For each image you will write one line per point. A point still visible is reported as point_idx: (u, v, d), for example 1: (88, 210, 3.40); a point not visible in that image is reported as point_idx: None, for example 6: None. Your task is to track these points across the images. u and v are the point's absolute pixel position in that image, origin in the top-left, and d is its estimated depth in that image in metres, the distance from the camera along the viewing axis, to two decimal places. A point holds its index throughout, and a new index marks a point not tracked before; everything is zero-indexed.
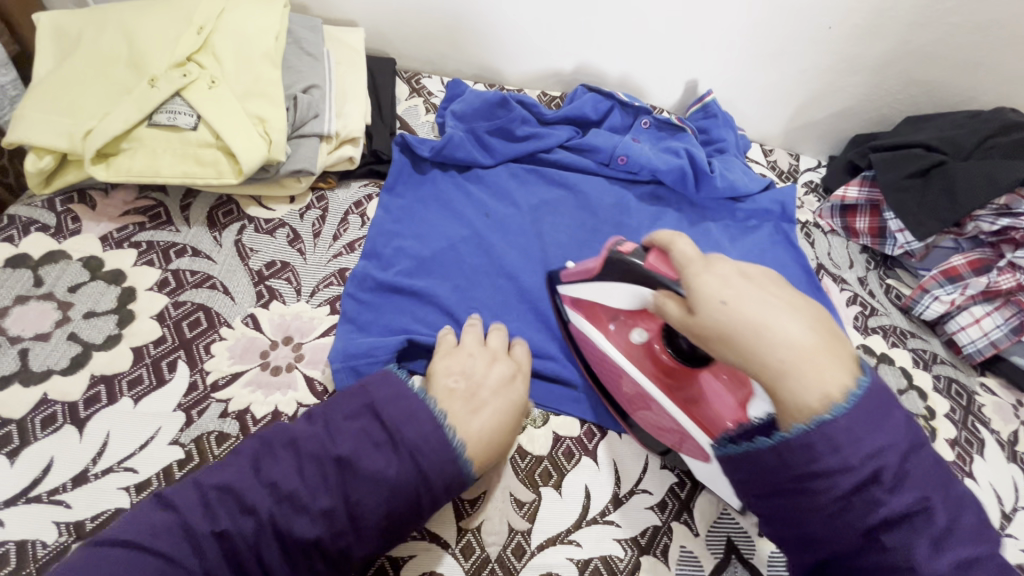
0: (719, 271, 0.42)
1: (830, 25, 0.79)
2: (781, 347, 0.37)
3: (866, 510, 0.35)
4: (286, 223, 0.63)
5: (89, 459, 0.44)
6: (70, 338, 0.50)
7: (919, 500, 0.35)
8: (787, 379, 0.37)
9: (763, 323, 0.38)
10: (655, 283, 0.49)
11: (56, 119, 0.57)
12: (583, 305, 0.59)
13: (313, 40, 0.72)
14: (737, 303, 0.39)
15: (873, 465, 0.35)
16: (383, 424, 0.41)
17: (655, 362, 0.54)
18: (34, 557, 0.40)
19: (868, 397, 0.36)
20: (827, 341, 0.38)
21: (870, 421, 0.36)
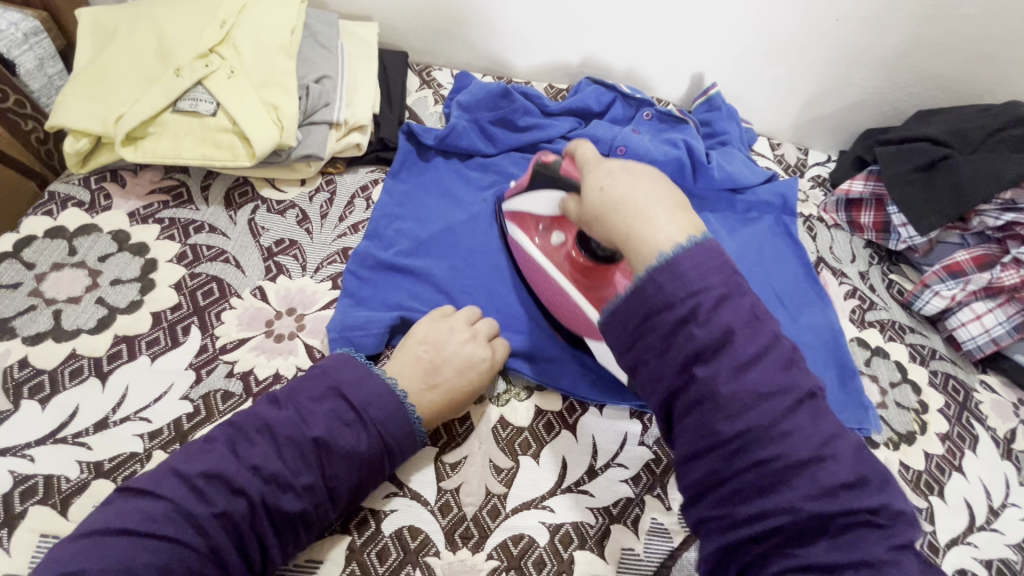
0: (609, 163, 0.50)
1: (835, 18, 0.79)
2: (634, 206, 0.44)
3: (684, 341, 0.39)
4: (296, 205, 0.68)
5: (110, 408, 0.50)
6: (98, 302, 0.56)
7: (729, 329, 0.39)
8: (641, 232, 0.43)
9: (630, 190, 0.46)
10: (564, 187, 0.56)
11: (92, 106, 0.62)
12: (519, 218, 0.65)
13: (328, 34, 0.76)
14: (614, 181, 0.47)
15: (692, 299, 0.39)
16: (350, 404, 0.47)
17: (572, 261, 0.59)
18: (60, 488, 0.45)
19: (703, 247, 0.41)
20: (686, 215, 0.44)
21: (695, 262, 0.40)
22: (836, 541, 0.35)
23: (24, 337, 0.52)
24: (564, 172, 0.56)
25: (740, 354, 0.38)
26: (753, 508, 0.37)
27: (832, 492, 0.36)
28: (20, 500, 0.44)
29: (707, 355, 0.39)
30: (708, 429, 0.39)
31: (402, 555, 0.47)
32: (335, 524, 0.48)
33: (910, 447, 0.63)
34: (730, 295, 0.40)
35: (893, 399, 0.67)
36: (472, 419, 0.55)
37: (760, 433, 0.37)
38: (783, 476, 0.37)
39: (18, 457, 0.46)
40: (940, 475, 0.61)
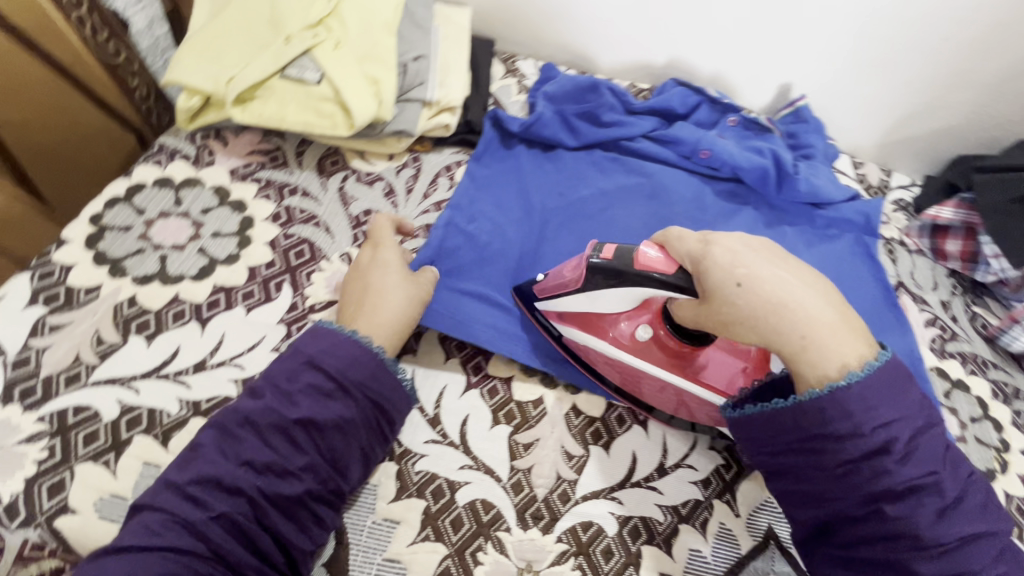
0: (722, 251, 0.44)
1: (941, 37, 0.76)
2: (803, 316, 0.42)
3: (874, 477, 0.40)
4: (384, 177, 0.70)
5: (208, 352, 0.52)
6: (200, 251, 0.58)
7: (925, 475, 0.39)
8: (812, 351, 0.41)
9: (784, 295, 0.42)
10: (645, 282, 0.48)
11: (205, 65, 0.65)
12: (576, 318, 0.57)
13: (425, 15, 0.77)
14: (761, 280, 0.42)
15: (882, 433, 0.39)
16: (326, 374, 0.45)
17: (664, 350, 0.54)
18: (161, 422, 0.47)
19: (881, 373, 0.40)
20: (838, 315, 0.43)
21: (876, 394, 0.40)
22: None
23: (133, 278, 0.55)
24: (641, 264, 0.48)
25: (938, 495, 0.39)
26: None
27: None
28: (127, 428, 0.47)
29: (898, 494, 0.40)
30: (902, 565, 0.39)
31: (475, 527, 0.47)
32: (412, 489, 0.49)
33: (989, 485, 0.61)
34: (921, 428, 0.41)
35: (972, 434, 0.65)
36: (545, 403, 0.56)
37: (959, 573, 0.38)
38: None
39: (124, 388, 0.49)
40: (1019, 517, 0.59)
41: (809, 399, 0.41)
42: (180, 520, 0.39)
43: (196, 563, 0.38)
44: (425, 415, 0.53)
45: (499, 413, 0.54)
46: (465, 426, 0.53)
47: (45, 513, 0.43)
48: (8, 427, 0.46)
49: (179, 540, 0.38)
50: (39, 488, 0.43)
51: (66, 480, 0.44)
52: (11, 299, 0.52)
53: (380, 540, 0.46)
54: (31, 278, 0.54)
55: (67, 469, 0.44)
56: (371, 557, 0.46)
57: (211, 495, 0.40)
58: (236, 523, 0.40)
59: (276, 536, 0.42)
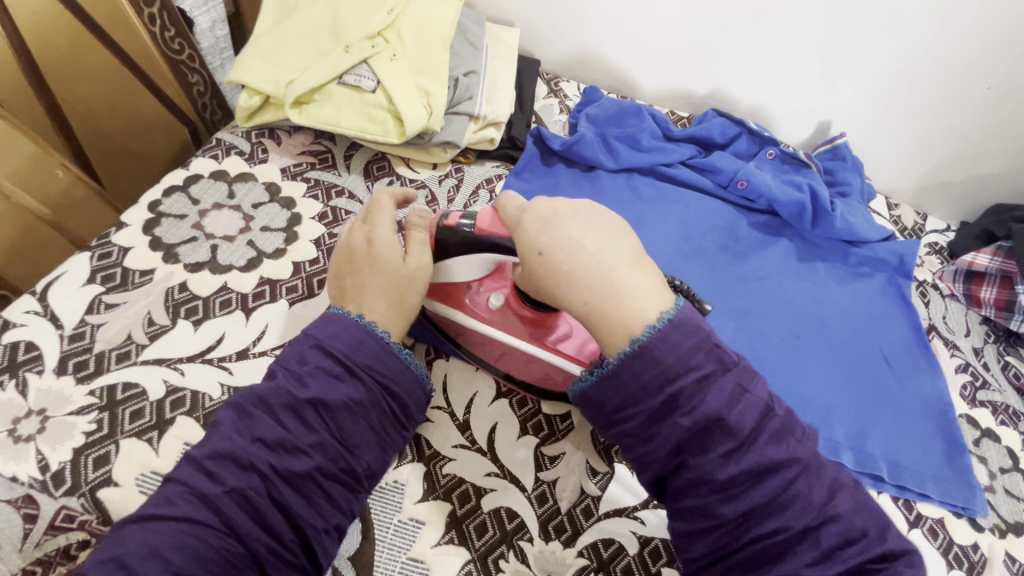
0: (537, 213, 0.45)
1: (988, 86, 0.76)
2: (594, 269, 0.42)
3: (671, 430, 0.39)
4: (427, 185, 0.72)
5: (251, 341, 0.53)
6: (249, 244, 0.60)
7: (714, 416, 0.38)
8: (608, 309, 0.41)
9: (578, 251, 0.42)
10: (492, 247, 0.49)
11: (268, 67, 0.68)
12: (436, 291, 0.54)
13: (477, 33, 0.80)
14: (556, 237, 0.43)
15: (676, 388, 0.38)
16: (335, 357, 0.44)
17: (519, 318, 0.53)
18: (203, 405, 0.49)
19: (676, 326, 0.39)
20: (637, 271, 0.42)
21: (674, 346, 0.39)
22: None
23: (185, 264, 0.57)
24: (482, 229, 0.48)
25: (730, 435, 0.38)
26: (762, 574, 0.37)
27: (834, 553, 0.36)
28: (171, 408, 0.48)
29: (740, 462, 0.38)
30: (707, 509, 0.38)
31: (499, 534, 0.48)
32: (439, 491, 0.49)
33: (1018, 539, 0.60)
34: (710, 376, 0.39)
35: (1001, 485, 0.63)
36: (573, 417, 0.56)
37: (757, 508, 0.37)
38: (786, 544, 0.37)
39: (171, 368, 0.50)
40: None
41: (616, 361, 0.40)
42: (198, 494, 0.38)
43: (197, 529, 0.36)
44: (456, 420, 0.54)
45: (527, 424, 0.55)
46: (494, 433, 0.53)
47: (89, 483, 0.44)
48: (61, 398, 0.48)
49: (195, 514, 0.37)
50: (85, 459, 0.45)
51: (110, 454, 0.45)
52: (71, 276, 0.54)
53: (404, 539, 0.47)
54: (91, 257, 0.56)
55: (112, 443, 0.46)
56: (396, 555, 0.46)
57: (225, 470, 0.39)
58: (248, 498, 0.38)
59: (288, 512, 0.39)
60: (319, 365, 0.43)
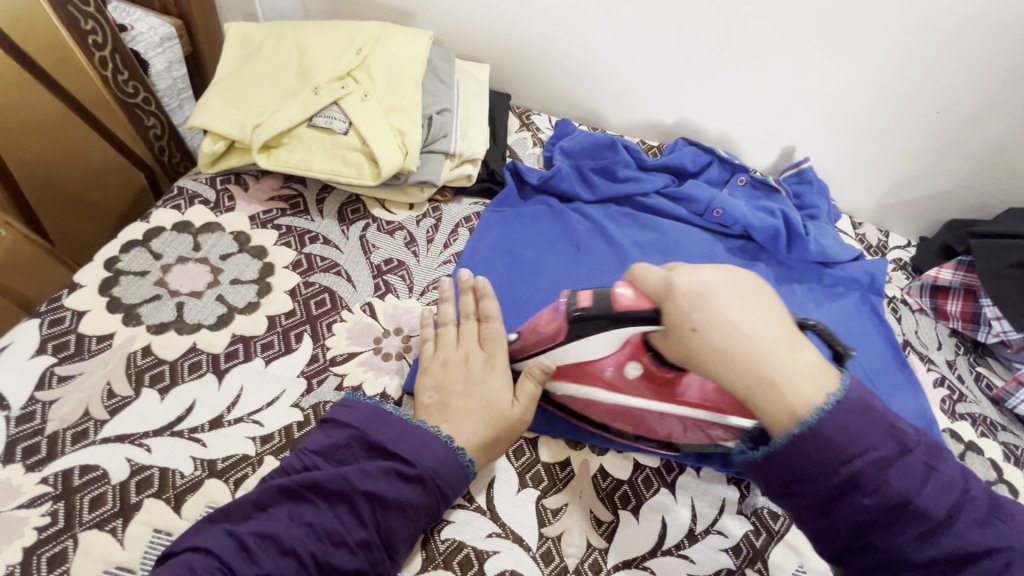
0: (683, 286, 0.42)
1: (937, 110, 0.80)
2: (757, 360, 0.39)
3: (849, 506, 0.38)
4: (404, 227, 0.69)
5: (224, 407, 0.49)
6: (218, 299, 0.56)
7: (900, 500, 0.37)
8: (771, 399, 0.39)
9: (735, 335, 0.39)
10: (628, 319, 0.46)
11: (232, 112, 0.66)
12: (564, 369, 0.52)
13: (447, 70, 0.79)
14: (716, 323, 0.40)
15: (860, 469, 0.38)
16: (400, 458, 0.46)
17: (652, 382, 0.50)
18: (173, 484, 0.45)
19: (846, 407, 0.38)
20: (796, 352, 0.40)
21: (848, 429, 0.38)
22: None
23: (148, 325, 0.53)
24: (617, 301, 0.46)
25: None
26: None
27: None
28: (136, 491, 0.44)
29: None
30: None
31: None
32: (439, 559, 0.47)
33: None
34: (892, 458, 0.38)
35: None
36: (572, 464, 0.54)
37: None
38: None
39: (134, 445, 0.46)
40: None
41: (783, 443, 0.39)
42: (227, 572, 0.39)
43: None
44: None
45: (527, 475, 0.53)
46: (492, 489, 0.51)
47: None
48: (9, 489, 0.43)
49: None
50: (38, 559, 0.40)
51: (68, 550, 0.41)
52: (18, 347, 0.50)
53: None
54: (41, 325, 0.51)
55: (70, 537, 0.41)
56: None
57: (265, 552, 0.40)
58: None
59: None
60: (383, 466, 0.45)
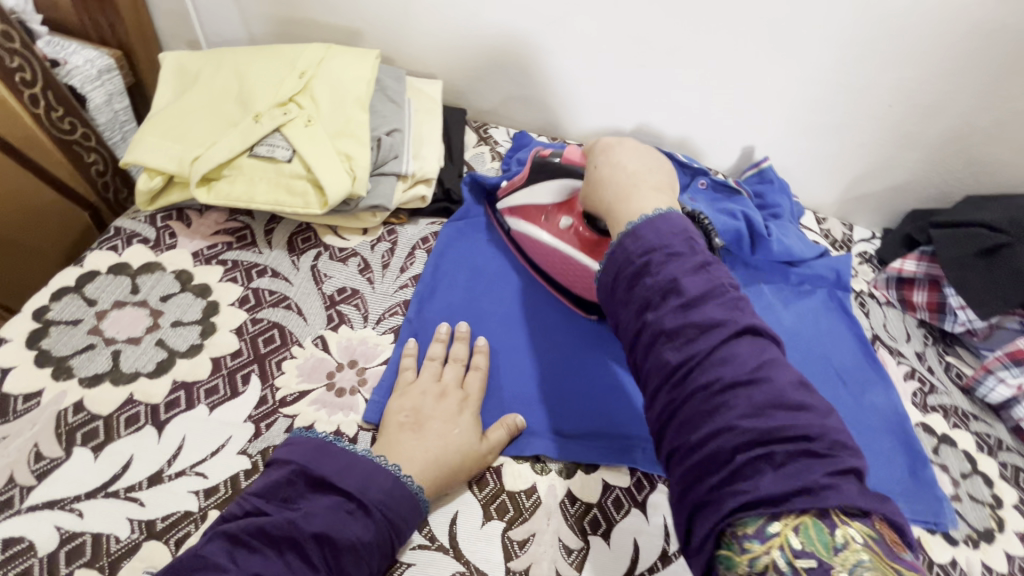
0: (601, 147, 0.61)
1: (890, 103, 0.80)
2: (624, 182, 0.56)
3: (641, 289, 0.44)
4: (358, 253, 0.67)
5: (164, 461, 0.47)
6: (158, 344, 0.54)
7: (673, 280, 0.43)
8: (617, 209, 0.53)
9: (620, 168, 0.58)
10: (572, 172, 0.63)
11: (169, 145, 0.63)
12: (520, 212, 0.68)
13: (397, 89, 0.77)
14: (613, 161, 0.58)
15: (647, 255, 0.46)
16: (347, 492, 0.43)
17: (579, 238, 0.62)
18: (108, 551, 0.42)
19: (665, 221, 0.48)
20: (659, 193, 0.54)
21: (658, 230, 0.47)
22: (778, 468, 0.34)
23: (80, 379, 0.51)
24: (569, 160, 0.64)
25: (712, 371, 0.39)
26: (698, 435, 0.37)
27: (763, 409, 0.36)
28: (67, 562, 0.41)
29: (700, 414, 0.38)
30: (660, 361, 0.41)
31: None
32: None
33: (990, 546, 0.60)
34: (680, 255, 0.45)
35: (966, 491, 0.64)
36: (538, 491, 0.52)
37: (702, 358, 0.40)
38: (720, 397, 0.37)
39: (65, 511, 0.44)
40: None
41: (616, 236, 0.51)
42: None
43: None
44: None
45: (491, 507, 0.51)
46: (454, 525, 0.49)
47: None
48: None
49: None
50: None
51: None
52: None
53: None
54: None
55: None
56: None
57: None
58: None
59: None
60: (330, 506, 0.42)
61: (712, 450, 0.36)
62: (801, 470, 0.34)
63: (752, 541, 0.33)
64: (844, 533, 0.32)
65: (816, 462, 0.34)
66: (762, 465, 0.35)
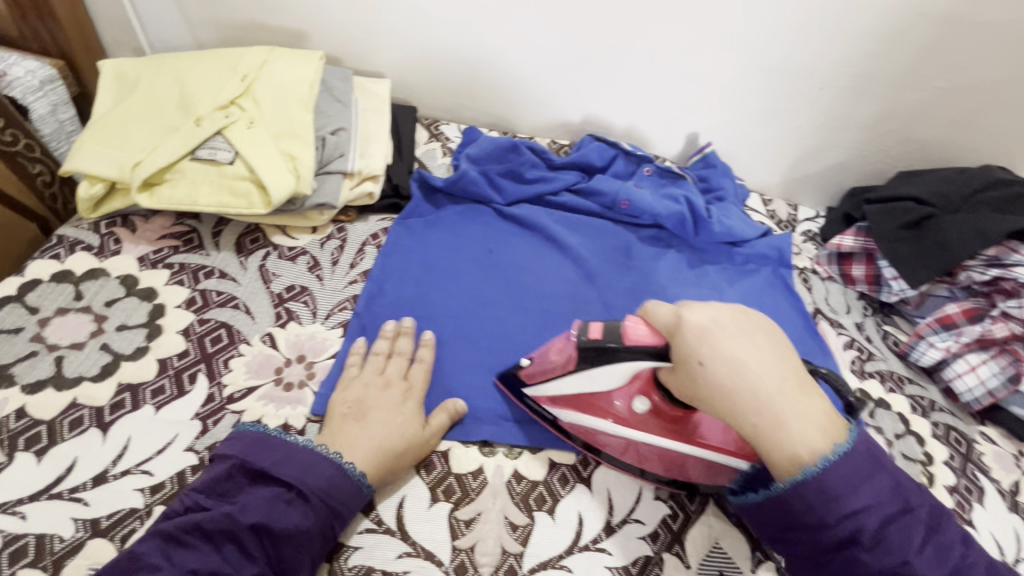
0: (692, 323, 0.44)
1: (820, 85, 0.83)
2: (763, 396, 0.41)
3: (846, 558, 0.40)
4: (308, 251, 0.68)
5: (109, 461, 0.48)
6: (103, 348, 0.54)
7: (901, 556, 0.39)
8: (771, 436, 0.41)
9: (741, 370, 0.41)
10: (640, 355, 0.48)
11: (109, 152, 0.63)
12: (577, 401, 0.56)
13: (343, 88, 0.78)
14: (721, 354, 0.42)
15: (855, 524, 0.40)
16: (285, 483, 0.46)
17: (661, 418, 0.53)
18: (51, 550, 0.43)
19: (847, 461, 0.40)
20: (807, 397, 0.42)
21: (845, 478, 0.40)
22: None
23: (23, 386, 0.51)
24: (630, 339, 0.48)
25: None
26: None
27: None
28: (10, 563, 0.42)
29: None
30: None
31: None
32: None
33: None
34: (894, 515, 0.40)
35: (898, 451, 0.67)
36: (485, 473, 0.54)
37: None
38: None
39: (9, 514, 0.45)
40: None
41: (786, 487, 0.42)
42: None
43: None
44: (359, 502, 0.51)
45: (438, 489, 0.52)
46: (402, 508, 0.51)
47: None
48: None
49: None
50: None
51: None
52: None
53: None
54: None
55: None
56: None
57: None
58: None
59: None
60: (271, 498, 0.45)
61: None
62: None
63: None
64: None
65: None
66: None
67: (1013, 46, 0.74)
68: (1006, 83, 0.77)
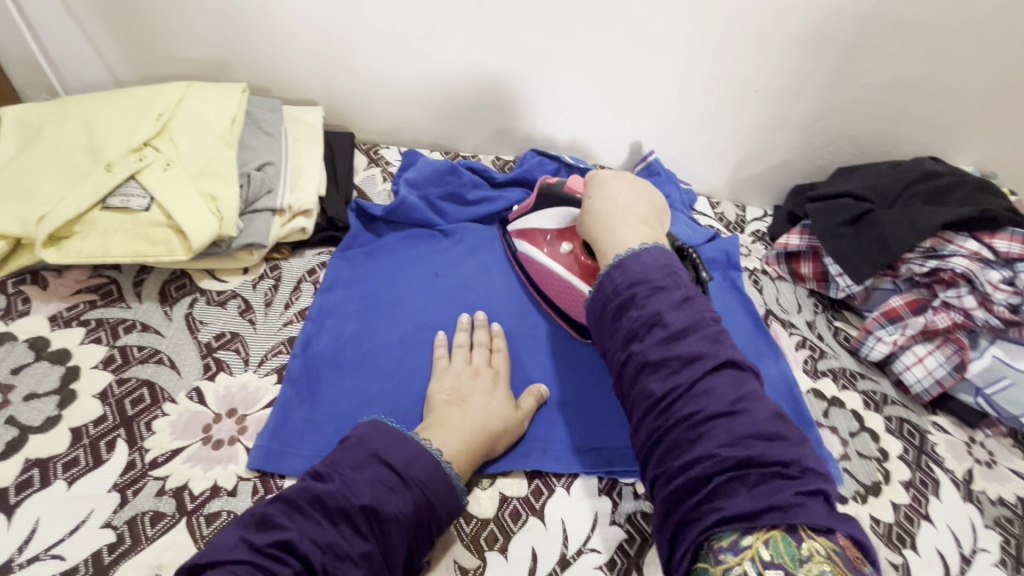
0: (598, 179, 0.62)
1: (755, 89, 0.84)
2: (615, 217, 0.57)
3: (626, 321, 0.48)
4: (238, 294, 0.65)
5: (15, 548, 0.45)
6: (9, 422, 0.51)
7: (656, 314, 0.46)
8: (604, 246, 0.55)
9: (609, 206, 0.58)
10: (571, 202, 0.65)
11: (10, 206, 0.59)
12: (526, 234, 0.71)
13: (271, 120, 0.75)
14: (603, 192, 0.60)
15: (631, 288, 0.48)
16: (394, 469, 0.46)
17: (579, 264, 0.65)
18: None
19: (651, 253, 0.51)
20: (645, 232, 0.55)
21: (642, 263, 0.50)
22: (754, 490, 0.37)
23: None
24: (570, 189, 0.65)
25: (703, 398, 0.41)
26: (681, 461, 0.40)
27: (741, 437, 0.39)
28: None
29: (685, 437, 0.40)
30: (646, 392, 0.44)
31: None
32: None
33: (877, 499, 0.63)
34: (663, 288, 0.48)
35: (854, 449, 0.68)
36: None
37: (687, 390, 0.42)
38: (702, 425, 0.40)
39: None
40: (909, 525, 0.62)
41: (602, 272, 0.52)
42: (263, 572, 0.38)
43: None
44: None
45: None
46: None
47: None
48: None
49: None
50: None
51: None
52: None
53: None
54: None
55: None
56: None
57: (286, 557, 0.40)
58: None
59: None
60: (384, 482, 0.45)
61: (695, 475, 0.39)
62: (774, 492, 0.36)
63: (726, 552, 0.35)
64: (810, 546, 0.34)
65: (786, 481, 0.37)
66: (739, 485, 0.37)
67: (932, 41, 0.75)
68: (930, 77, 0.79)
